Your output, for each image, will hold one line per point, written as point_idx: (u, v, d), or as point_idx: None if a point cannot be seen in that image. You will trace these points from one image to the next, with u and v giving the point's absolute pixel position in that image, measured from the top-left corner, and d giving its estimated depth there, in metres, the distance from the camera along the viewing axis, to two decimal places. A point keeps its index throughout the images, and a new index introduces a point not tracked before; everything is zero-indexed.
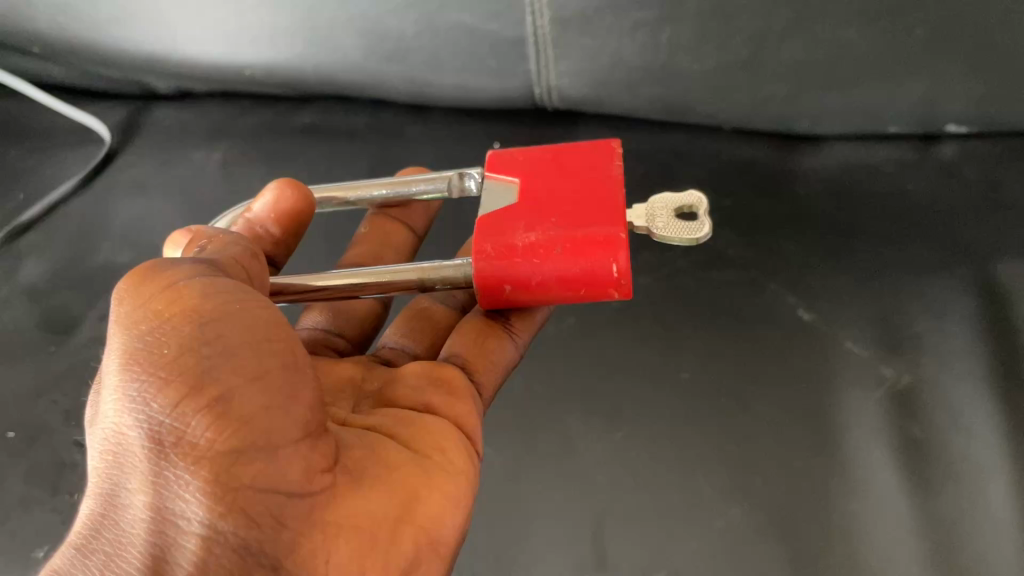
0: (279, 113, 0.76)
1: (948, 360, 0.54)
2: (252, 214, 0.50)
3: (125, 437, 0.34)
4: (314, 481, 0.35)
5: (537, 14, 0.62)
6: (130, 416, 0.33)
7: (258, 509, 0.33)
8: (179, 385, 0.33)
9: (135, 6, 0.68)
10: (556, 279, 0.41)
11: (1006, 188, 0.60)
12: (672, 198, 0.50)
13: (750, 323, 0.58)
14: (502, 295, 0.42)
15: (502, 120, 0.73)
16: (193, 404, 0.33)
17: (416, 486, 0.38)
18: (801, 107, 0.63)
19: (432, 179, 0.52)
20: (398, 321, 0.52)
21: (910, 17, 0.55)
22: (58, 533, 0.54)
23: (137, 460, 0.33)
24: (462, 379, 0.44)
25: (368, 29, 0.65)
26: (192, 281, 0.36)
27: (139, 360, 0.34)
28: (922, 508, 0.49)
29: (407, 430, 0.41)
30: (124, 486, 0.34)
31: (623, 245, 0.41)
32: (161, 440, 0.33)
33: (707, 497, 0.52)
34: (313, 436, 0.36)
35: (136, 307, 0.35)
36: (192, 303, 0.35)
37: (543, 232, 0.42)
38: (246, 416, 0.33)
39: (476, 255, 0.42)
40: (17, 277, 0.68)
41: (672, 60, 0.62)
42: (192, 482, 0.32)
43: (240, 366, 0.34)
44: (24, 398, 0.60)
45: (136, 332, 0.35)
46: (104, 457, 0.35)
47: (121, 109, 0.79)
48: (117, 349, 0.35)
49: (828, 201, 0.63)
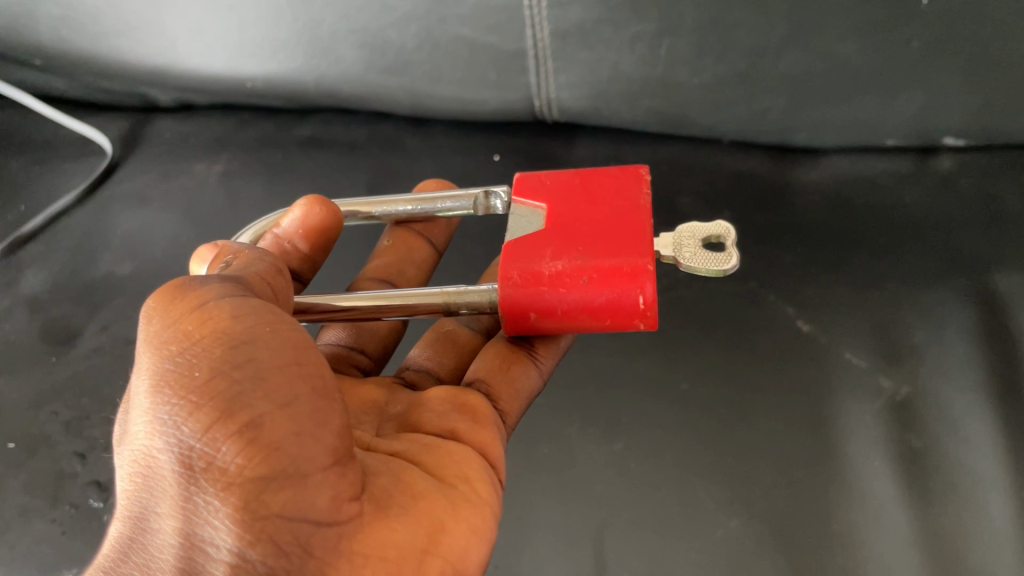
0: (279, 125, 0.77)
1: (948, 373, 0.54)
2: (280, 230, 0.51)
3: (154, 460, 0.32)
4: (341, 509, 0.33)
5: (536, 28, 0.62)
6: (160, 438, 0.31)
7: (286, 536, 0.31)
8: (210, 409, 0.31)
9: (136, 19, 0.69)
10: (581, 309, 0.41)
11: (1005, 200, 0.61)
12: (701, 228, 0.48)
13: (750, 334, 0.59)
14: (526, 323, 0.42)
15: (503, 132, 0.73)
16: (224, 429, 0.31)
17: (443, 518, 0.36)
18: (800, 120, 0.64)
19: (457, 196, 0.50)
20: (423, 342, 0.53)
21: (907, 31, 0.56)
22: (60, 544, 0.53)
23: (167, 485, 0.32)
24: (487, 408, 0.44)
25: (369, 42, 0.66)
26: (222, 301, 0.34)
27: (169, 381, 0.32)
28: (922, 519, 0.49)
29: (433, 458, 0.40)
30: (154, 510, 0.32)
31: (650, 276, 0.40)
32: (191, 465, 0.31)
33: (707, 508, 0.52)
34: (341, 463, 0.33)
35: (166, 326, 0.33)
36: (224, 323, 0.33)
37: (570, 259, 0.41)
38: (277, 444, 0.31)
39: (503, 282, 0.41)
40: (17, 288, 0.68)
41: (671, 73, 0.63)
42: (221, 509, 0.31)
43: (272, 391, 0.32)
44: (25, 409, 0.60)
45: (165, 352, 0.33)
46: (133, 479, 0.33)
47: (122, 121, 0.79)
48: (147, 368, 0.33)
49: (829, 214, 0.63)
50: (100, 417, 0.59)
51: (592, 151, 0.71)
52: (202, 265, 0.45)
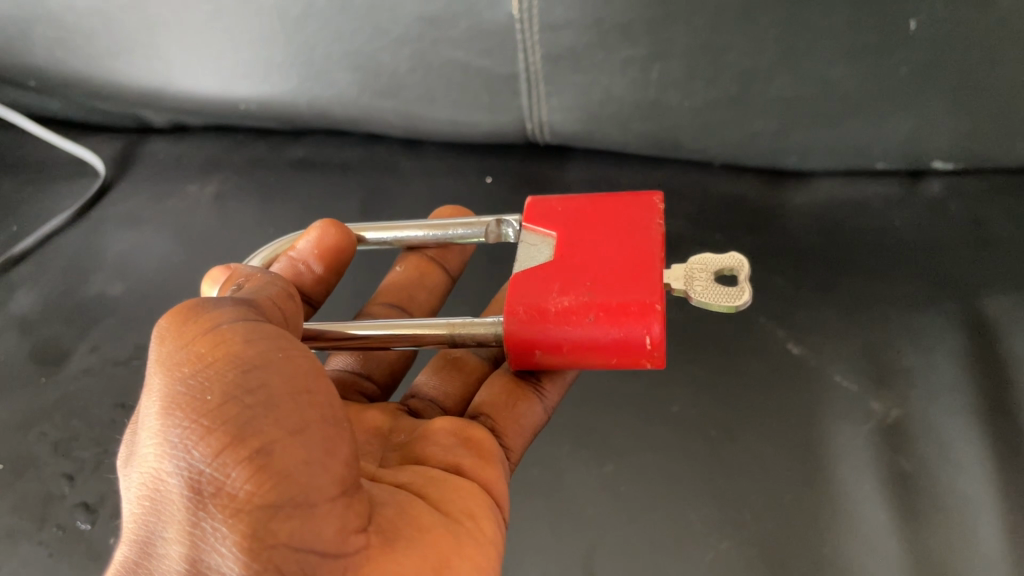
0: (273, 146, 0.77)
1: (937, 397, 0.54)
2: (295, 252, 0.52)
3: (164, 483, 0.32)
4: (347, 541, 0.32)
5: (528, 51, 0.63)
6: (170, 461, 0.31)
7: (292, 567, 0.30)
8: (221, 434, 0.31)
9: (131, 41, 0.69)
10: (586, 346, 0.41)
11: (994, 224, 0.61)
12: (713, 259, 0.47)
13: (740, 357, 0.59)
14: (532, 358, 0.42)
15: (496, 155, 0.73)
16: (234, 455, 0.31)
17: (448, 555, 0.35)
18: (789, 144, 0.64)
19: (470, 224, 0.50)
20: (430, 369, 0.53)
21: (897, 56, 0.56)
22: (46, 566, 0.53)
23: (175, 509, 0.31)
24: (492, 442, 0.43)
25: (363, 65, 0.66)
26: (235, 325, 0.34)
27: (180, 404, 0.32)
28: (912, 543, 0.49)
29: (439, 490, 0.38)
30: (161, 534, 0.32)
31: (658, 315, 0.40)
32: (200, 489, 0.31)
33: (696, 531, 0.52)
34: (348, 494, 0.33)
35: (178, 347, 0.33)
36: (236, 347, 0.33)
37: (576, 296, 0.41)
38: (285, 472, 0.31)
39: (508, 316, 0.41)
40: (10, 308, 0.68)
41: (662, 96, 0.63)
42: (228, 536, 0.30)
43: (283, 418, 0.32)
44: (14, 430, 0.60)
45: (177, 374, 0.32)
46: (141, 502, 0.33)
47: (117, 141, 0.80)
48: (158, 390, 0.33)
49: (818, 237, 0.64)
50: (89, 438, 0.59)
51: (584, 173, 0.72)
52: (213, 286, 0.46)
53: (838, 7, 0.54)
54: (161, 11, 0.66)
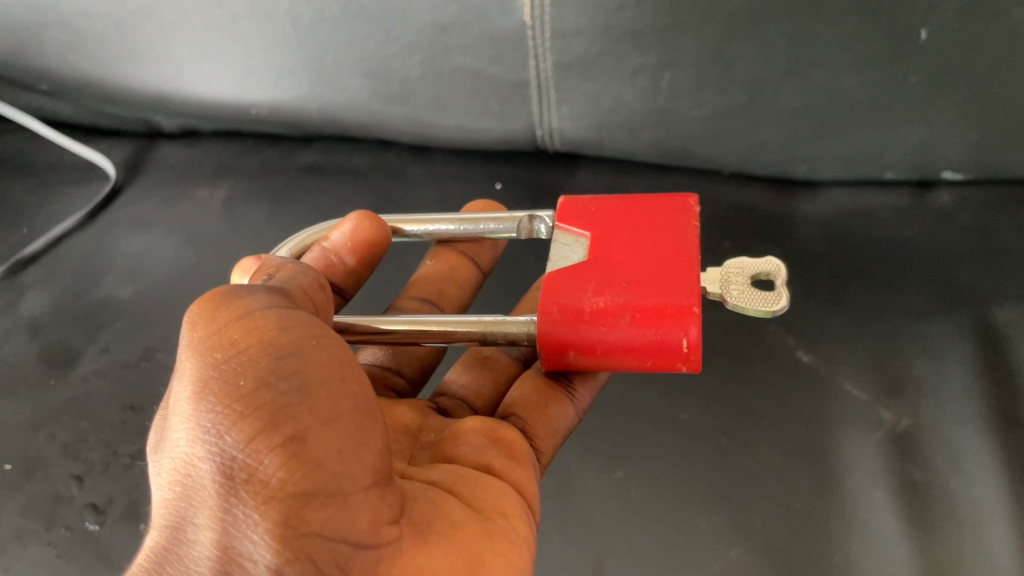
0: (283, 152, 0.77)
1: (950, 404, 0.54)
2: (329, 243, 0.52)
3: (195, 469, 0.31)
4: (380, 532, 0.32)
5: (539, 59, 0.63)
6: (202, 447, 0.31)
7: (325, 557, 0.30)
8: (253, 420, 0.31)
9: (143, 46, 0.69)
10: (622, 348, 0.41)
11: (1004, 233, 0.61)
12: (749, 264, 0.48)
13: (751, 363, 0.59)
14: (564, 359, 0.42)
15: (505, 162, 0.74)
16: (267, 441, 0.30)
17: (481, 551, 0.35)
18: (799, 153, 0.64)
19: (502, 218, 0.51)
20: (461, 367, 0.53)
21: (907, 66, 0.57)
22: (55, 567, 0.53)
23: (207, 495, 0.31)
24: (523, 444, 0.43)
25: (374, 71, 0.66)
26: (268, 312, 0.34)
27: (212, 389, 0.31)
28: (924, 550, 0.49)
29: (471, 489, 0.38)
30: (192, 520, 0.32)
31: (695, 318, 0.40)
32: (232, 476, 0.31)
33: (706, 537, 0.52)
34: (380, 486, 0.33)
35: (210, 333, 0.33)
36: (270, 334, 0.33)
37: (612, 297, 0.41)
38: (319, 460, 0.31)
39: (542, 316, 0.41)
40: (18, 309, 0.68)
41: (672, 104, 0.63)
42: (260, 523, 0.30)
43: (317, 406, 0.32)
44: (23, 431, 0.60)
45: (209, 359, 0.32)
46: (173, 488, 0.32)
47: (127, 146, 0.80)
48: (189, 375, 0.33)
49: (829, 245, 0.64)
50: (100, 439, 0.59)
51: (594, 180, 0.72)
52: (244, 276, 0.47)
53: (850, 16, 0.55)
54: (174, 16, 0.66)
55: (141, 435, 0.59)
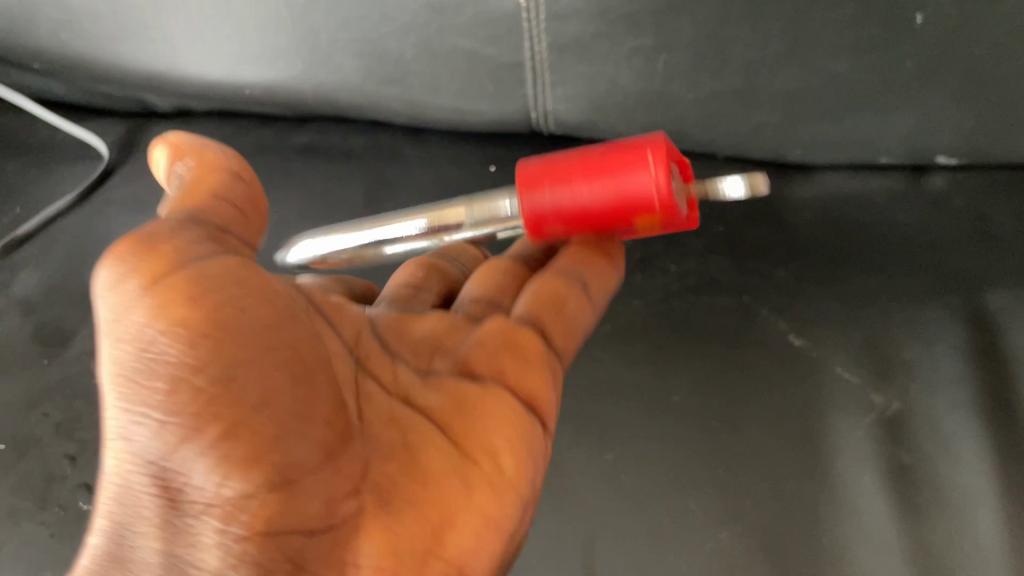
0: (277, 132, 0.77)
1: (939, 390, 0.54)
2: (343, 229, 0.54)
3: (126, 480, 0.34)
4: (337, 508, 0.37)
5: (535, 40, 0.63)
6: (132, 456, 0.34)
7: (287, 545, 0.35)
8: (189, 423, 0.33)
9: (136, 24, 0.69)
10: (592, 192, 0.41)
11: (998, 219, 0.61)
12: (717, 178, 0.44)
13: (741, 347, 0.59)
14: (545, 216, 0.43)
15: (500, 144, 0.73)
16: (208, 439, 0.33)
17: (452, 505, 0.40)
18: (793, 137, 0.64)
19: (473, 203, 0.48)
20: (479, 276, 0.53)
21: (903, 50, 0.56)
22: (48, 546, 0.53)
23: (144, 511, 0.34)
24: (507, 362, 0.46)
25: (369, 51, 0.66)
26: (196, 269, 0.35)
27: (139, 375, 0.33)
28: (910, 534, 0.50)
29: (449, 432, 0.43)
30: (133, 530, 0.35)
31: (664, 153, 0.40)
32: (168, 484, 0.34)
33: (695, 520, 0.52)
34: (335, 459, 0.37)
35: (145, 289, 0.34)
36: (211, 304, 0.34)
37: (586, 148, 0.42)
38: (273, 443, 0.34)
39: (518, 167, 0.43)
40: (12, 289, 0.68)
41: (667, 87, 0.63)
42: (210, 526, 0.34)
43: (255, 391, 0.34)
44: (16, 411, 0.60)
45: (151, 325, 0.33)
46: (110, 502, 0.35)
47: (121, 125, 0.80)
48: (112, 354, 0.34)
49: (822, 230, 0.64)
50: (93, 419, 0.59)
51: None
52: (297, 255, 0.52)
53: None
54: None
55: None
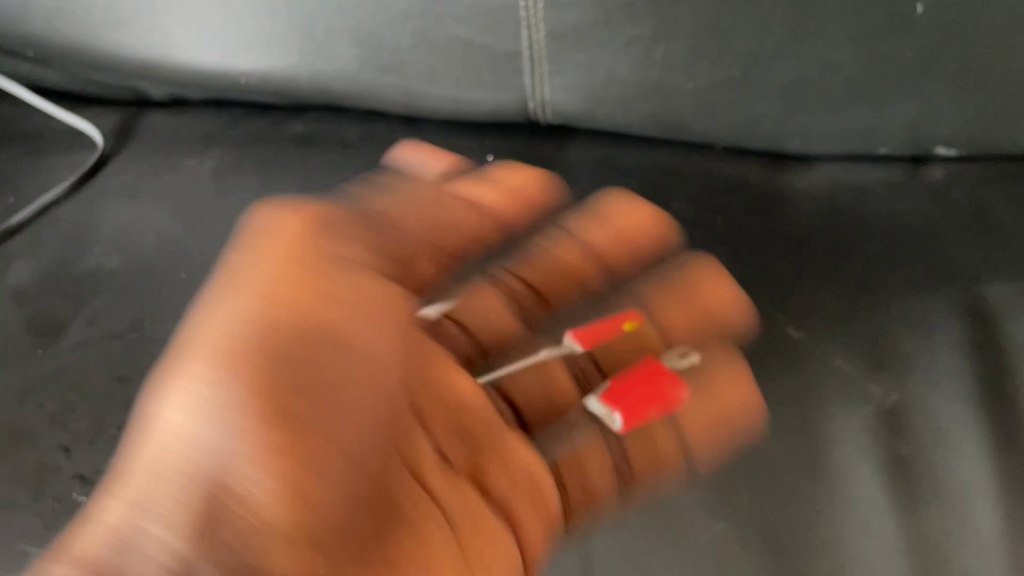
0: (272, 123, 0.77)
1: (936, 380, 0.54)
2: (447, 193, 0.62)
3: (171, 423, 0.38)
4: (357, 458, 0.38)
5: (533, 28, 0.63)
6: (196, 386, 0.38)
7: (273, 481, 0.36)
8: (257, 346, 0.40)
9: (130, 11, 0.70)
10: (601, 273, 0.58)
11: (996, 209, 0.62)
12: None
13: (738, 337, 0.58)
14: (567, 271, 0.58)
15: (497, 134, 0.73)
16: (267, 365, 0.39)
17: (463, 495, 0.41)
18: (791, 127, 0.64)
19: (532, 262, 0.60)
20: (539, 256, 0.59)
21: (901, 39, 0.57)
22: (42, 538, 0.53)
23: (165, 442, 0.37)
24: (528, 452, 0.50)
25: (366, 39, 0.67)
26: (326, 240, 0.47)
27: (247, 310, 0.42)
28: (911, 524, 0.50)
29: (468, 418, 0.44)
30: (140, 458, 0.37)
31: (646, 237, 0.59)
32: (190, 434, 0.37)
33: (691, 512, 0.51)
34: (376, 434, 0.39)
35: (263, 254, 0.46)
36: (304, 267, 0.45)
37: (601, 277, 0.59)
38: (300, 411, 0.38)
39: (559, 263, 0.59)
40: (6, 278, 0.67)
41: (664, 77, 0.63)
42: (234, 450, 0.36)
43: (289, 359, 0.40)
44: (11, 401, 0.59)
45: (269, 274, 0.44)
46: (151, 421, 0.38)
47: (116, 115, 0.79)
48: (211, 297, 0.43)
49: (822, 220, 0.64)
50: (88, 410, 0.58)
51: (584, 153, 0.71)
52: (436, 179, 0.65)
53: None
54: None
55: (129, 406, 0.58)
